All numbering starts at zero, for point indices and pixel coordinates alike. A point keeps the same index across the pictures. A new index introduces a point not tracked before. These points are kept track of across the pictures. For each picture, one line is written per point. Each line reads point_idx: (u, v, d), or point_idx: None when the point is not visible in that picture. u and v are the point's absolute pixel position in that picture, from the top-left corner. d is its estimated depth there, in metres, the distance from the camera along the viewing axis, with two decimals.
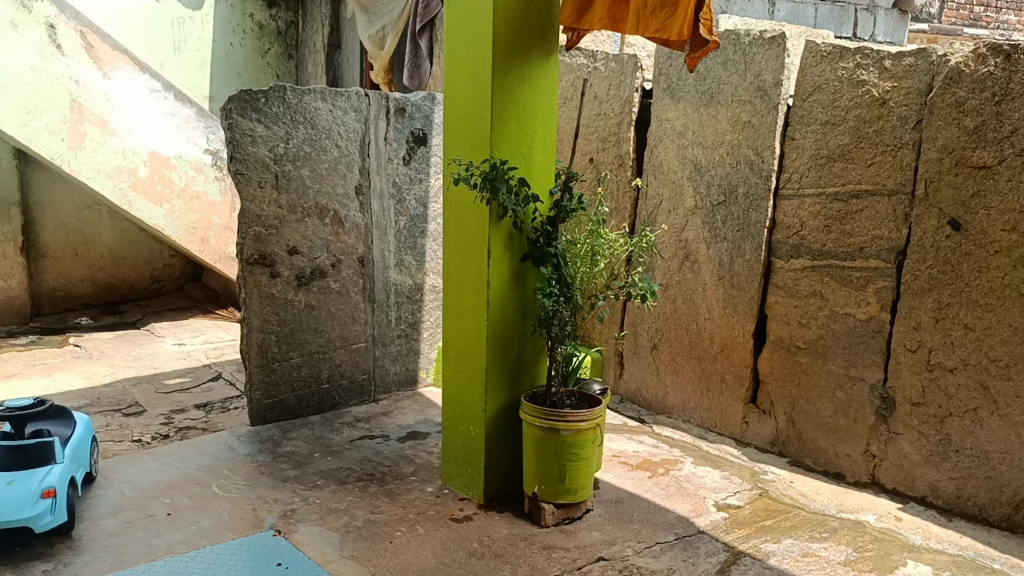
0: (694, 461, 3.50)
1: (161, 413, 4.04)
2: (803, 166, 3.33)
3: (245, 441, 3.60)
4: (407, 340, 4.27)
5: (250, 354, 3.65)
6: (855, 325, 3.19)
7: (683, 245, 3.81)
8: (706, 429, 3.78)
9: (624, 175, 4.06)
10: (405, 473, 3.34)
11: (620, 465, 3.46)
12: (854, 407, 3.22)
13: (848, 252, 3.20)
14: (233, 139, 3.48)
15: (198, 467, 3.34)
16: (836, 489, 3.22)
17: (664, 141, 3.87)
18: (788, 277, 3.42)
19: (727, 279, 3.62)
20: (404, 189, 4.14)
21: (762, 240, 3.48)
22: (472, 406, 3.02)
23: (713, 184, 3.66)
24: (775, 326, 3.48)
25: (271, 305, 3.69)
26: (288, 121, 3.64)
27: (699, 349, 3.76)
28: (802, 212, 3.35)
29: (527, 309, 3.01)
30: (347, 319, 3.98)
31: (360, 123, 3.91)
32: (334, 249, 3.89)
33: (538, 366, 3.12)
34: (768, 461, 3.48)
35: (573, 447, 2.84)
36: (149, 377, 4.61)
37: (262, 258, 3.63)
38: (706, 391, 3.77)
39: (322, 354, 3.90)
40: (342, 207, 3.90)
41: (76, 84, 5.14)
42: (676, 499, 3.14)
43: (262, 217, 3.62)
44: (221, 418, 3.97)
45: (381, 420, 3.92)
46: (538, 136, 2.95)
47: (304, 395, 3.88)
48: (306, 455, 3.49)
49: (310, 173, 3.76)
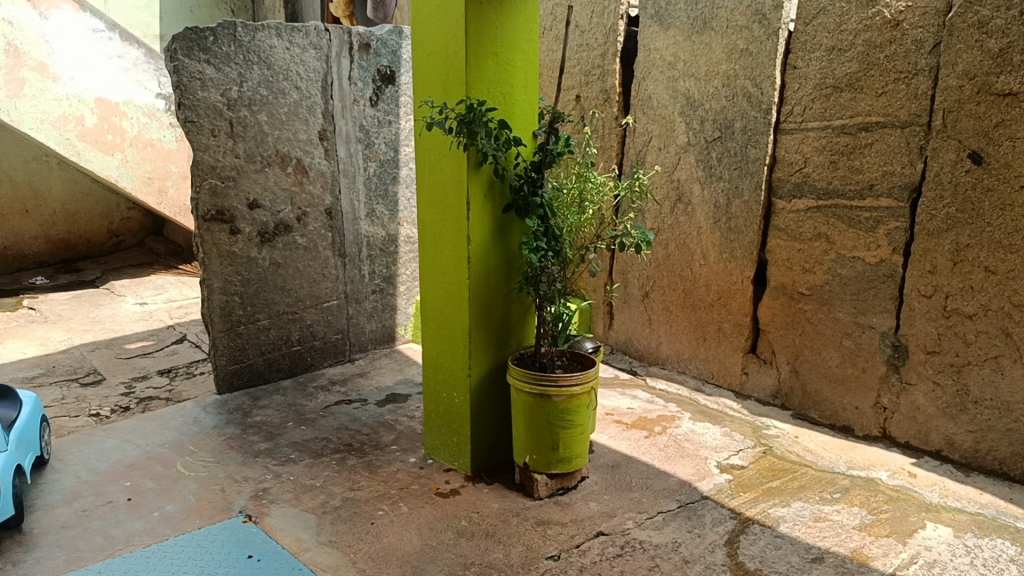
0: (692, 417, 3.31)
1: (122, 382, 3.77)
2: (806, 97, 3.06)
3: (211, 411, 3.35)
4: (382, 296, 4.01)
5: (212, 320, 3.37)
6: (864, 270, 2.96)
7: (676, 186, 3.56)
8: (702, 381, 3.58)
9: (610, 111, 3.78)
10: (385, 442, 3.11)
11: (614, 424, 3.25)
12: (863, 357, 3.01)
13: (856, 190, 2.95)
14: (180, 84, 3.15)
15: (161, 443, 3.08)
16: (844, 443, 3.03)
17: (653, 73, 3.58)
18: (790, 219, 3.18)
19: (723, 222, 3.38)
20: (372, 132, 3.83)
21: (761, 179, 3.22)
22: (455, 371, 2.78)
23: (708, 119, 3.39)
24: (776, 271, 3.25)
25: (232, 264, 3.40)
26: (241, 61, 3.30)
27: (694, 297, 3.54)
28: (805, 148, 3.09)
29: (511, 264, 2.76)
30: (316, 277, 3.71)
31: (321, 62, 3.58)
32: (299, 201, 3.59)
33: (526, 325, 2.87)
34: (770, 415, 3.28)
35: (567, 413, 2.61)
36: (109, 341, 4.32)
37: (219, 214, 3.33)
38: (702, 342, 3.55)
39: (291, 315, 3.64)
40: (306, 154, 3.59)
41: (10, 26, 4.65)
42: (677, 462, 2.94)
43: (217, 168, 3.30)
44: (186, 385, 3.71)
45: (358, 383, 3.68)
46: (518, 71, 2.65)
47: (273, 358, 3.62)
48: (278, 425, 3.25)
49: (269, 119, 3.43)
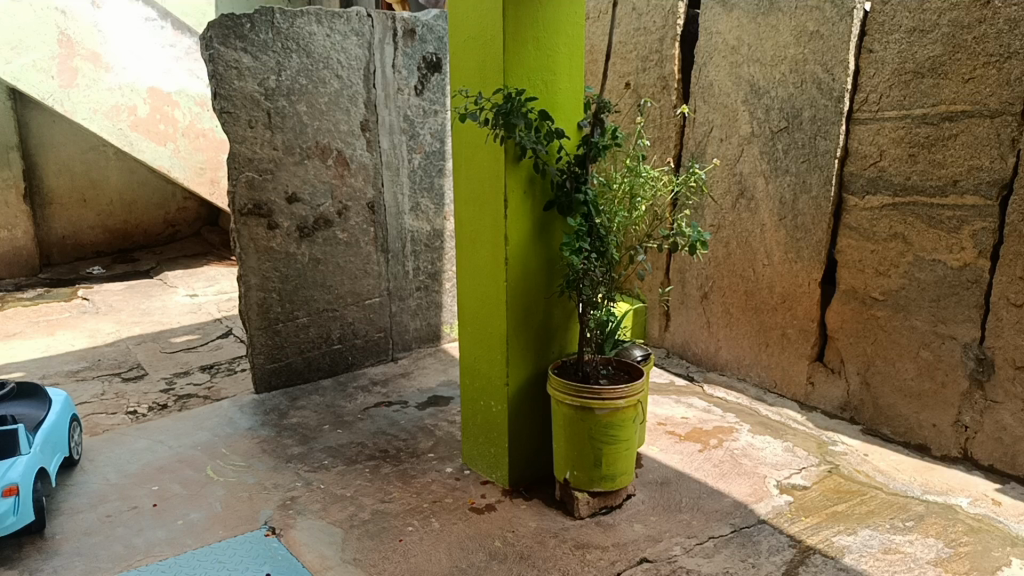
0: (751, 429, 3.07)
1: (162, 377, 3.71)
2: (882, 84, 2.78)
3: (247, 411, 3.25)
4: (427, 293, 3.88)
5: (249, 317, 3.27)
6: (945, 275, 2.68)
7: (738, 180, 3.32)
8: (764, 390, 3.34)
9: (668, 100, 3.54)
10: (422, 449, 2.96)
11: (666, 435, 3.04)
12: (942, 370, 2.73)
13: (937, 185, 2.67)
14: (216, 73, 3.03)
15: (193, 445, 2.99)
16: (919, 464, 2.76)
17: (715, 58, 3.34)
18: (862, 217, 2.91)
19: (789, 220, 3.13)
20: (417, 122, 3.69)
21: (832, 173, 2.96)
22: (493, 379, 2.60)
23: (773, 107, 3.14)
24: (846, 273, 2.99)
25: (270, 259, 3.29)
26: (279, 49, 3.17)
27: (756, 300, 3.30)
28: (881, 139, 2.82)
29: (553, 265, 2.57)
30: (358, 273, 3.58)
31: (364, 49, 3.43)
32: (340, 195, 3.46)
33: (569, 330, 2.68)
34: (838, 429, 3.02)
35: (610, 429, 2.41)
36: (155, 334, 4.28)
37: (257, 208, 3.22)
38: (764, 347, 3.31)
39: (332, 312, 3.52)
40: (347, 145, 3.45)
41: (63, 15, 4.74)
42: (732, 480, 2.72)
43: (254, 161, 3.19)
44: (226, 382, 3.62)
45: (400, 383, 3.54)
46: (562, 58, 2.45)
47: (313, 357, 3.51)
48: (314, 428, 3.13)
49: (308, 109, 3.30)
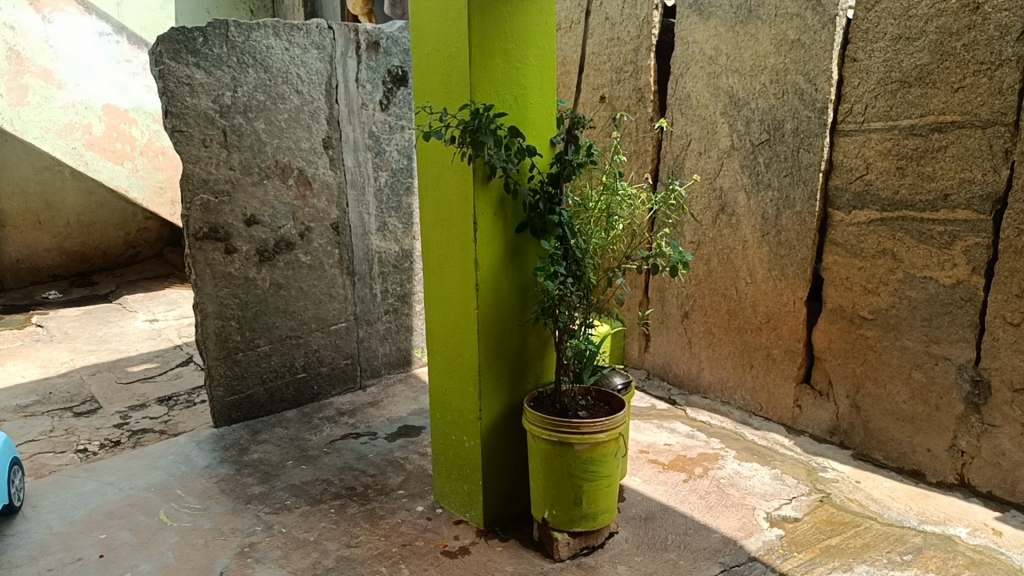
0: (737, 455, 2.93)
1: (117, 411, 3.51)
2: (868, 94, 2.66)
3: (205, 447, 3.06)
4: (396, 316, 3.73)
5: (207, 347, 3.08)
6: (937, 292, 2.56)
7: (718, 195, 3.19)
8: (749, 414, 3.20)
9: (644, 112, 3.42)
10: (391, 486, 2.79)
11: (649, 464, 2.89)
12: (935, 393, 2.60)
13: (926, 200, 2.55)
14: (166, 90, 2.85)
15: (146, 486, 2.80)
16: (914, 491, 2.62)
17: (692, 69, 3.21)
18: (849, 233, 2.78)
19: (773, 236, 3.00)
20: (383, 138, 3.54)
21: (816, 187, 2.83)
22: (465, 413, 2.44)
23: (754, 119, 3.01)
24: (833, 291, 2.86)
25: (228, 285, 3.10)
26: (235, 64, 3.00)
27: (739, 319, 3.17)
28: (867, 152, 2.69)
29: (526, 290, 2.41)
30: (323, 297, 3.41)
31: (325, 63, 3.28)
32: (302, 216, 3.29)
33: (545, 358, 2.52)
34: (827, 454, 2.88)
35: (590, 464, 2.26)
36: (111, 364, 4.08)
37: (213, 231, 3.03)
38: (749, 369, 3.17)
39: (295, 339, 3.34)
40: (309, 164, 3.29)
41: (13, 31, 4.61)
42: (719, 513, 2.57)
43: (210, 182, 3.00)
44: (184, 415, 3.43)
45: (368, 413, 3.37)
46: (533, 71, 2.30)
47: (276, 387, 3.33)
48: (277, 465, 2.96)
49: (267, 126, 3.13)
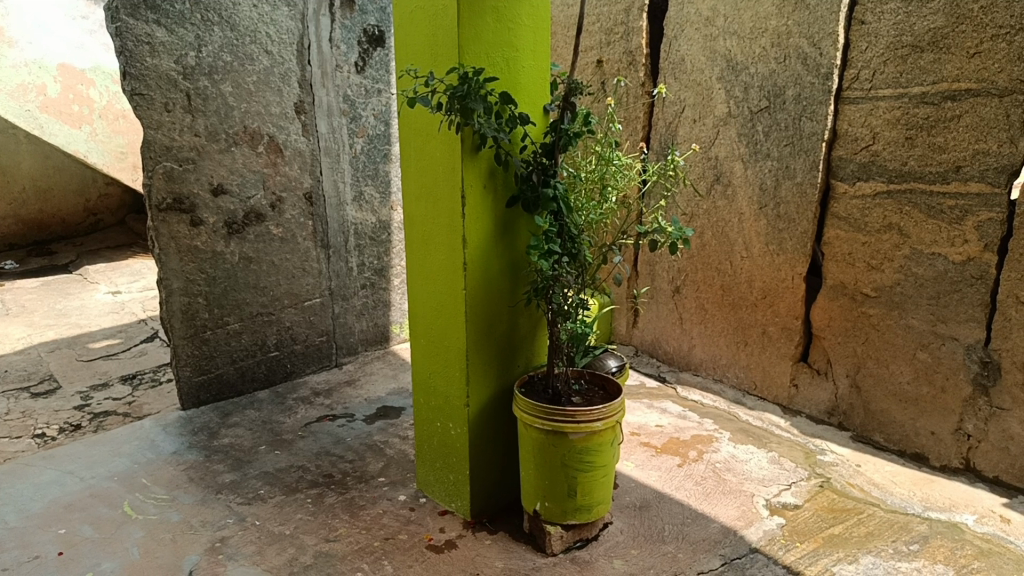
0: (732, 437, 2.82)
1: (78, 391, 3.32)
2: (876, 59, 2.50)
3: (172, 431, 2.88)
4: (373, 290, 3.57)
5: (172, 325, 2.89)
6: (946, 270, 2.43)
7: (714, 165, 3.06)
8: (742, 393, 3.09)
9: (635, 76, 3.26)
10: (371, 473, 2.64)
11: (642, 448, 2.76)
12: (941, 374, 2.49)
13: (937, 171, 2.40)
14: (125, 49, 2.61)
15: (108, 475, 2.62)
16: (917, 476, 2.52)
17: (687, 31, 3.05)
18: (853, 206, 2.65)
19: (771, 208, 2.87)
20: (358, 103, 3.35)
21: (819, 157, 2.69)
22: (451, 400, 2.28)
23: (753, 85, 2.86)
24: (834, 267, 2.74)
25: (195, 259, 2.91)
26: (199, 21, 2.78)
27: (734, 295, 3.05)
28: (873, 121, 2.54)
29: (517, 268, 2.25)
30: (296, 271, 3.23)
31: (296, 21, 3.06)
32: (272, 185, 3.10)
33: (536, 340, 2.37)
34: (825, 436, 2.78)
35: (585, 455, 2.12)
36: (72, 339, 3.88)
37: (177, 202, 2.83)
38: (743, 346, 3.06)
39: (266, 316, 3.17)
40: (280, 130, 3.09)
41: None
42: (717, 500, 2.44)
43: (173, 149, 2.79)
44: (149, 396, 3.25)
45: (345, 393, 3.22)
46: (525, 31, 2.12)
47: (247, 367, 3.15)
48: (248, 450, 2.79)
49: (235, 89, 2.92)
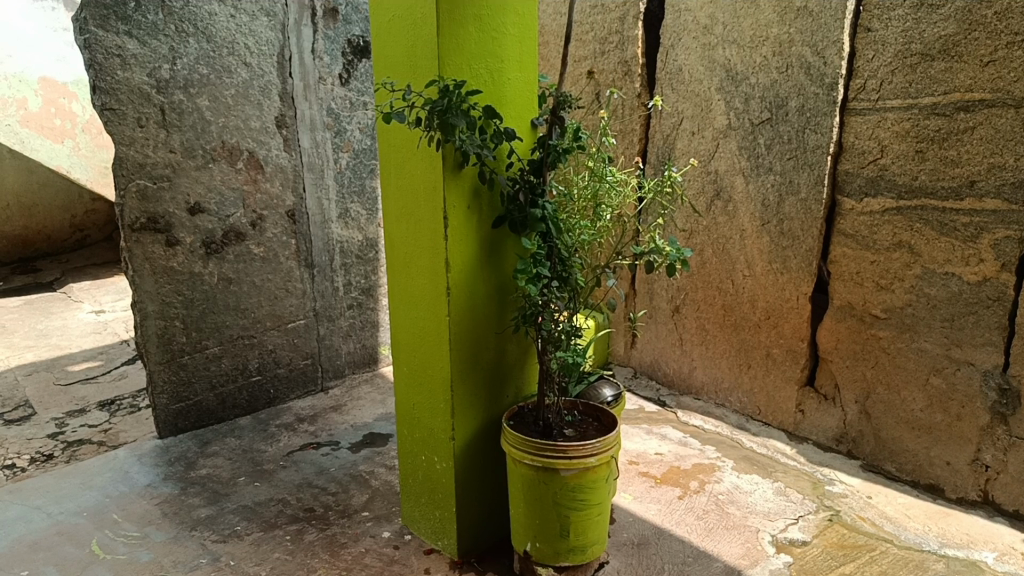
0: (736, 466, 2.68)
1: (53, 418, 3.18)
2: (884, 68, 2.37)
3: (147, 462, 2.74)
4: (360, 311, 3.45)
5: (147, 350, 2.75)
6: (960, 291, 2.29)
7: (713, 179, 2.92)
8: (746, 418, 2.96)
9: (631, 87, 3.13)
10: (355, 507, 2.49)
11: (640, 478, 2.62)
12: (956, 401, 2.35)
13: (950, 186, 2.27)
14: (94, 62, 2.48)
15: (78, 511, 2.46)
16: (932, 509, 2.37)
17: (684, 39, 2.92)
18: (860, 223, 2.51)
19: (774, 225, 2.73)
20: (343, 116, 3.23)
21: (824, 172, 2.55)
22: (435, 432, 2.15)
23: (754, 95, 2.73)
24: (841, 287, 2.60)
25: (171, 281, 2.78)
26: (173, 33, 2.66)
27: (736, 315, 2.91)
28: (881, 133, 2.41)
29: (504, 293, 2.12)
30: (278, 292, 3.11)
31: (276, 32, 2.94)
32: (253, 203, 2.97)
33: (526, 368, 2.24)
34: (834, 465, 2.64)
35: (578, 493, 1.98)
36: (51, 362, 3.75)
37: (152, 221, 2.70)
38: (746, 369, 2.92)
39: (248, 340, 3.04)
40: (261, 145, 2.96)
41: None
42: (720, 537, 2.30)
43: (146, 166, 2.66)
44: (127, 423, 3.11)
45: (330, 419, 3.08)
46: (511, 40, 1.98)
47: (227, 393, 3.02)
48: (227, 482, 2.65)
49: (212, 104, 2.80)
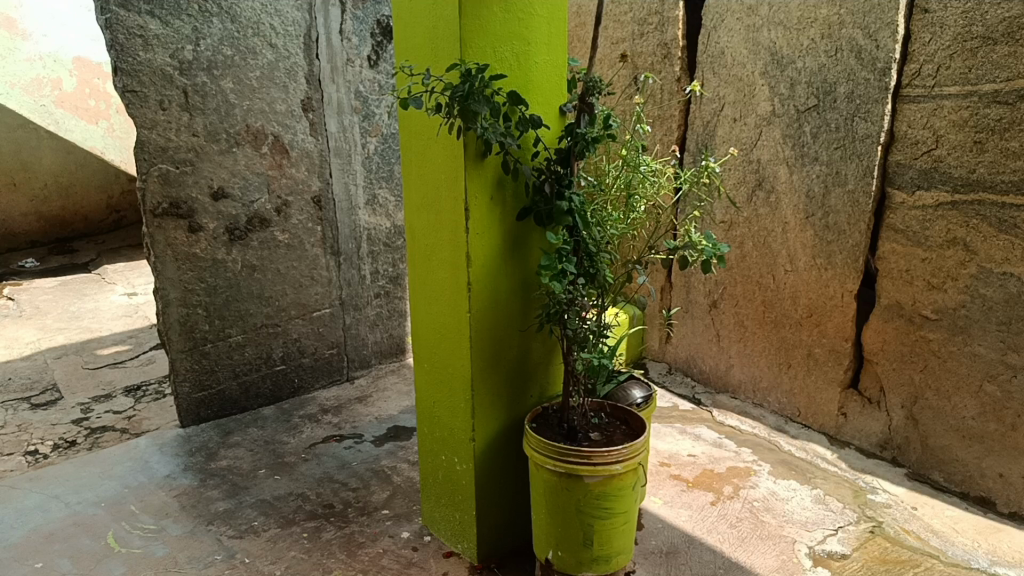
0: (773, 470, 2.55)
1: (79, 403, 3.16)
2: (941, 51, 2.21)
3: (168, 452, 2.70)
4: (388, 299, 3.38)
5: (169, 338, 2.70)
6: (1019, 292, 2.13)
7: (755, 168, 2.78)
8: (785, 419, 2.83)
9: (670, 71, 2.99)
10: (375, 505, 2.42)
11: (671, 481, 2.51)
12: (1012, 410, 2.19)
13: (1011, 180, 2.11)
14: (115, 42, 2.42)
15: (96, 501, 2.42)
16: (982, 523, 2.23)
17: (727, 20, 2.78)
18: (912, 217, 2.36)
19: (818, 218, 2.59)
20: (371, 99, 3.14)
21: (873, 162, 2.40)
22: (456, 432, 2.06)
23: (800, 80, 2.58)
24: (889, 285, 2.46)
25: (193, 268, 2.72)
26: (196, 12, 2.58)
27: (776, 312, 2.78)
28: (937, 122, 2.25)
29: (528, 288, 2.02)
30: (304, 280, 3.05)
31: (303, 12, 2.85)
32: (278, 188, 2.91)
33: (551, 366, 2.14)
34: (876, 472, 2.50)
35: (603, 501, 1.88)
36: (81, 345, 3.74)
37: (174, 207, 2.64)
38: (786, 369, 2.79)
39: (272, 328, 2.99)
40: (286, 129, 2.89)
41: None
42: (754, 547, 2.17)
43: (169, 150, 2.60)
44: (151, 410, 3.08)
45: (355, 411, 3.02)
46: (539, 21, 1.87)
47: (251, 382, 2.97)
48: (247, 474, 2.59)
49: (236, 86, 2.73)
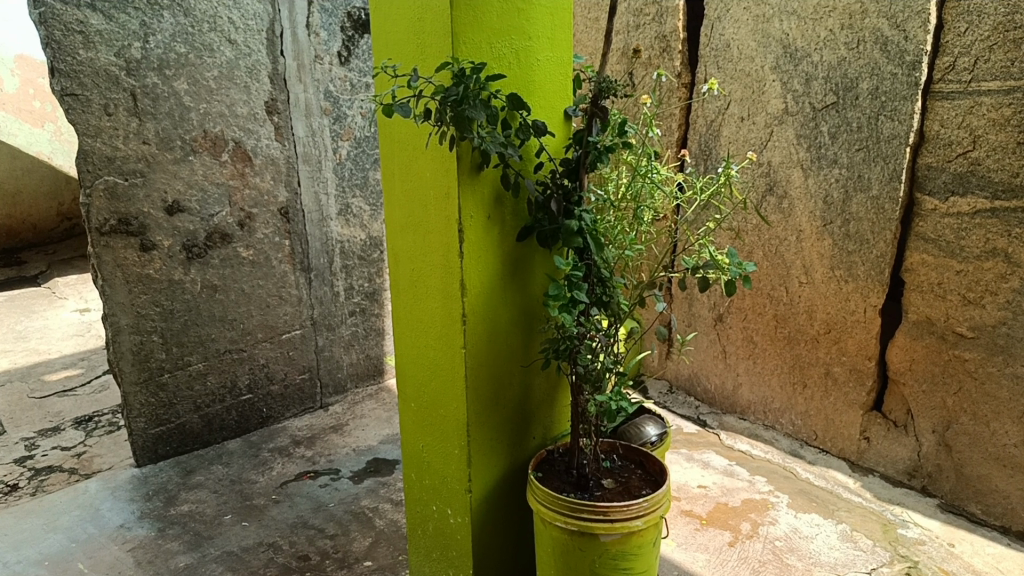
0: (793, 503, 2.33)
1: (22, 438, 2.86)
2: (978, 43, 1.99)
3: (122, 497, 2.41)
4: (363, 318, 3.13)
5: (121, 369, 2.42)
6: None
7: (765, 172, 2.57)
8: (799, 443, 2.62)
9: (670, 66, 2.76)
10: (356, 555, 2.15)
11: (683, 519, 2.27)
12: None
13: None
14: (50, 39, 2.13)
15: (38, 559, 2.11)
16: None
17: (733, 10, 2.55)
18: (945, 226, 2.15)
19: (837, 227, 2.38)
20: (342, 99, 2.88)
21: (900, 166, 2.19)
22: (449, 481, 1.81)
23: (816, 76, 2.35)
24: (918, 299, 2.25)
25: (146, 290, 2.44)
26: (144, 5, 2.30)
27: (789, 328, 2.58)
28: (974, 121, 2.03)
29: (529, 317, 1.77)
30: (271, 300, 2.78)
31: (265, 4, 2.58)
32: (240, 200, 2.63)
33: (555, 403, 1.90)
34: (905, 502, 2.29)
35: (621, 561, 1.64)
36: (27, 370, 3.43)
37: (123, 223, 2.35)
38: (801, 389, 2.58)
39: (237, 354, 2.71)
40: (248, 134, 2.61)
41: None
42: None
43: (116, 160, 2.31)
44: (103, 446, 2.79)
45: (330, 442, 2.76)
46: (541, 14, 1.62)
47: (214, 414, 2.70)
48: (211, 521, 2.31)
49: (191, 87, 2.44)
